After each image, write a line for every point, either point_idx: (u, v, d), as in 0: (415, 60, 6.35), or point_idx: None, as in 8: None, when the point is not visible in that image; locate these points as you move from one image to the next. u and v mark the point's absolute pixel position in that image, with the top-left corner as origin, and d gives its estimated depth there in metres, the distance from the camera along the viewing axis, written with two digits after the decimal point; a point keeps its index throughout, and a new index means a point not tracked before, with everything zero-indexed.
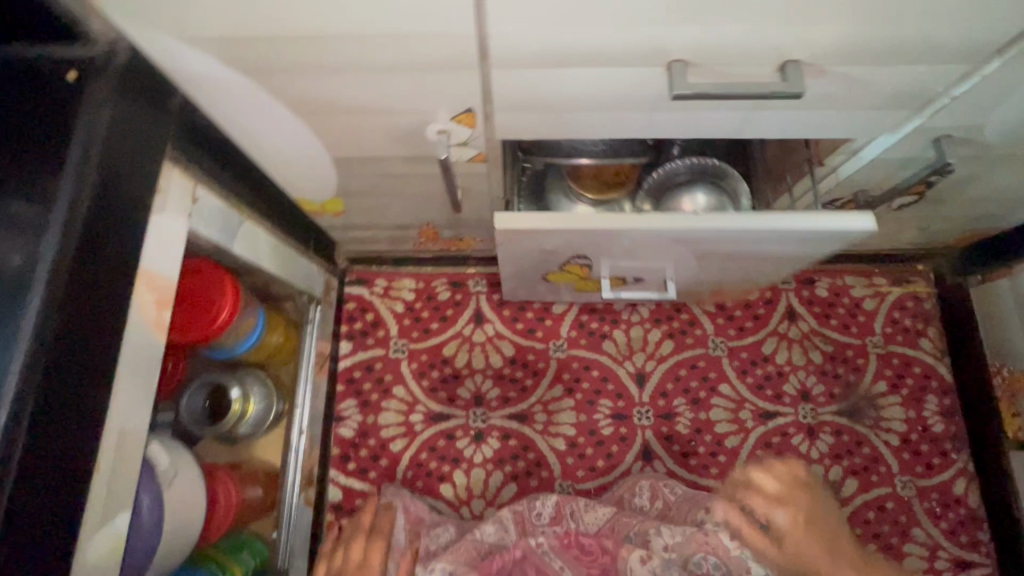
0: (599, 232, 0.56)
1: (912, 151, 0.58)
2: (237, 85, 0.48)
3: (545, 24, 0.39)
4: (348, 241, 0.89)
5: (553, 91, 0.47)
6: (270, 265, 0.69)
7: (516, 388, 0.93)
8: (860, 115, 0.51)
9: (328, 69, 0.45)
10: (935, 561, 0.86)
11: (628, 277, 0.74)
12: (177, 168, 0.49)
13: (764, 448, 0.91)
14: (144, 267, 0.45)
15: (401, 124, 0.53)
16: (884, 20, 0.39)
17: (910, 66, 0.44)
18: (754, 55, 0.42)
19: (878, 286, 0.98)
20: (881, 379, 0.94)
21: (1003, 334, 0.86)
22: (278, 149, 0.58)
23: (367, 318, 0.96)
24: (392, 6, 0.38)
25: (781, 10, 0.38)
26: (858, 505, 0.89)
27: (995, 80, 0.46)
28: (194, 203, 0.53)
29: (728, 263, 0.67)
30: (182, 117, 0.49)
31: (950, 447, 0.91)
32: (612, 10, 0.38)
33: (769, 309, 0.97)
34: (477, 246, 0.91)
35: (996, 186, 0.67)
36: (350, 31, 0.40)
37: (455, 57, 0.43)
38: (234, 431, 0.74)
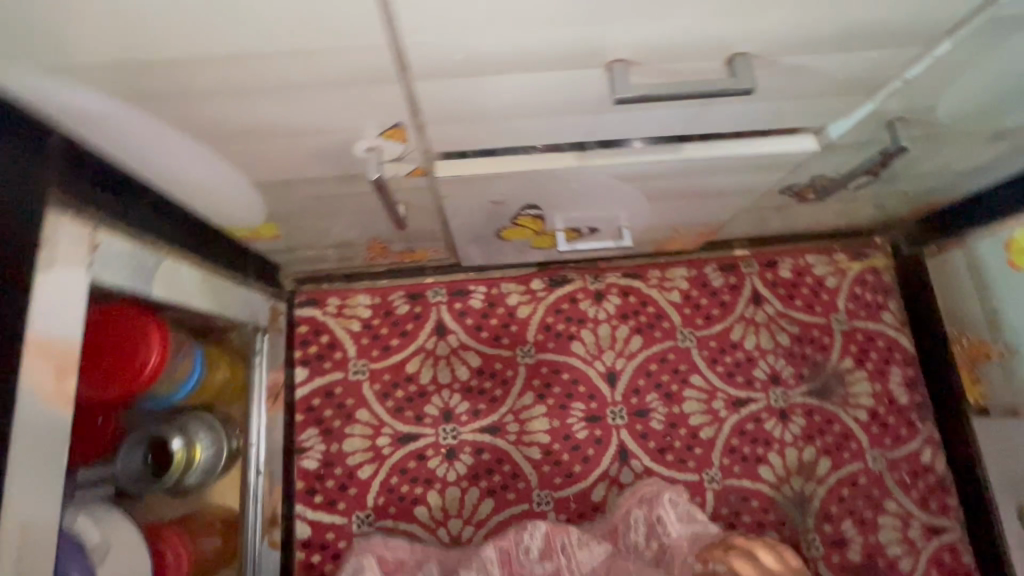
0: (546, 175, 0.54)
1: (867, 135, 0.56)
2: (122, 120, 0.42)
3: (465, 28, 0.35)
4: (292, 262, 0.83)
5: (487, 99, 0.43)
6: (201, 301, 0.63)
7: (485, 400, 0.90)
8: (811, 105, 0.48)
9: (224, 94, 0.39)
10: (907, 530, 0.88)
11: (582, 227, 0.73)
12: (68, 215, 0.43)
13: (738, 436, 0.90)
14: (34, 336, 0.40)
15: (324, 144, 0.48)
16: (830, 9, 0.36)
17: (858, 54, 0.41)
18: (696, 53, 0.39)
19: (838, 262, 0.98)
20: (847, 356, 0.95)
21: (960, 303, 0.86)
22: (192, 177, 0.52)
23: (322, 341, 0.90)
24: (285, 20, 0.33)
25: (719, 5, 0.35)
26: (832, 483, 0.89)
27: (945, 61, 0.44)
28: (93, 250, 0.46)
29: (683, 194, 0.66)
30: (61, 159, 0.43)
31: (916, 416, 0.92)
32: (538, 11, 0.34)
33: (735, 295, 0.96)
34: (432, 256, 0.86)
35: (947, 161, 0.66)
36: (241, 51, 0.35)
37: (370, 70, 0.38)
38: (182, 482, 0.67)
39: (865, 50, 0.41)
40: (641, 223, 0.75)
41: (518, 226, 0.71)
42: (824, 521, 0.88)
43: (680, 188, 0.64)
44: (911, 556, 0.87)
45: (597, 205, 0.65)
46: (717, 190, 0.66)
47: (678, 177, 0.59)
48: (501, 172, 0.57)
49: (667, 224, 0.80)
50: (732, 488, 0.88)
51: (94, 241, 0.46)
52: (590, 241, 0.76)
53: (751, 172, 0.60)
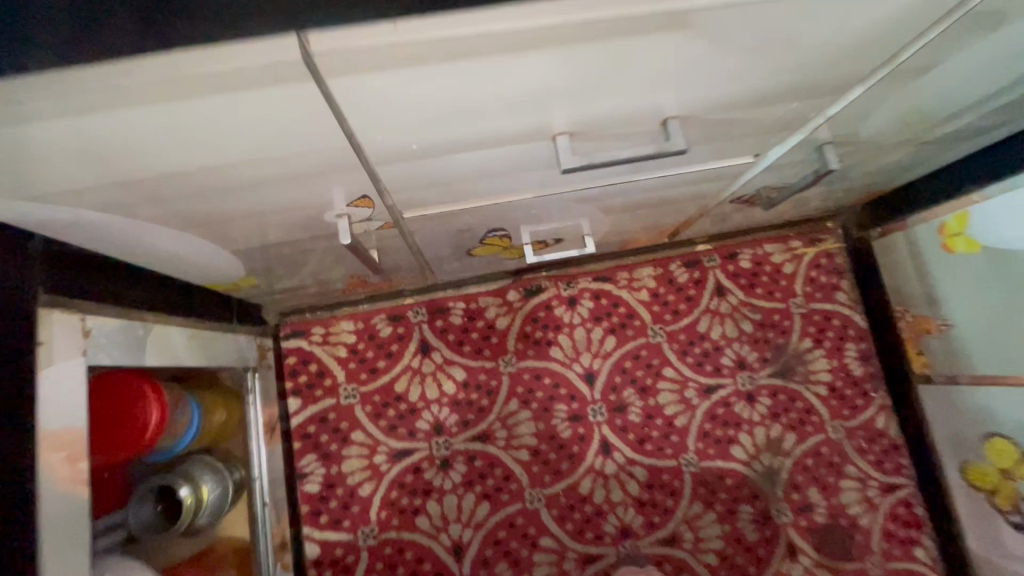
0: (504, 207, 0.59)
1: (801, 156, 0.60)
2: (97, 221, 0.44)
3: (417, 127, 0.38)
4: (273, 300, 0.86)
5: (445, 171, 0.46)
6: (191, 357, 0.66)
7: (473, 410, 0.95)
8: (745, 143, 0.52)
9: (195, 192, 0.42)
10: (866, 490, 0.97)
11: (548, 239, 0.78)
12: (57, 312, 0.46)
13: (711, 421, 0.97)
14: (44, 431, 0.43)
15: (296, 215, 0.50)
16: (746, 80, 0.40)
17: (779, 105, 0.45)
18: (632, 121, 0.43)
19: (794, 249, 1.04)
20: (806, 337, 1.02)
21: (903, 281, 0.93)
22: (170, 252, 0.54)
23: (311, 370, 0.94)
24: (247, 139, 0.35)
25: (647, 87, 0.38)
26: (798, 455, 0.97)
27: (860, 101, 0.48)
28: (86, 337, 0.49)
29: (636, 207, 0.72)
30: (44, 262, 0.45)
31: (870, 386, 1.00)
32: (482, 108, 0.37)
33: (699, 289, 1.02)
34: (409, 281, 0.90)
35: (879, 163, 0.71)
36: (208, 162, 0.37)
37: (332, 162, 0.41)
38: (194, 524, 0.71)
39: (785, 102, 0.45)
40: (602, 231, 0.80)
41: (487, 244, 0.76)
42: (792, 491, 0.96)
43: (632, 202, 0.69)
44: (870, 513, 0.96)
45: (557, 220, 0.70)
46: (666, 202, 0.72)
47: (626, 196, 0.65)
48: (466, 215, 0.60)
49: (628, 230, 0.85)
50: (707, 469, 0.96)
51: (87, 327, 0.49)
52: (556, 249, 0.82)
53: (695, 183, 0.65)
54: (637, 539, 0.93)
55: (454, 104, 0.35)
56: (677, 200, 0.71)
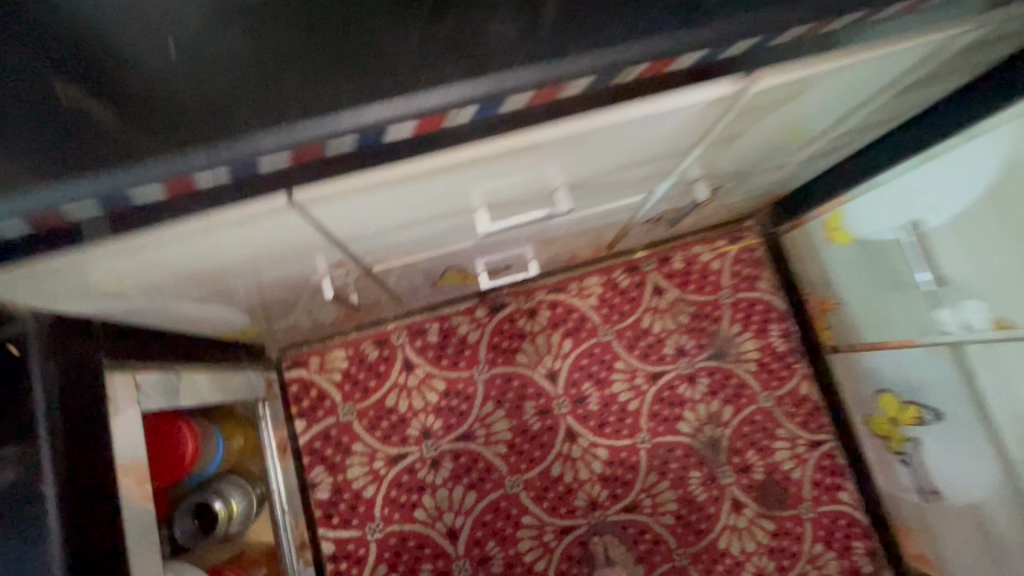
0: (450, 253, 0.76)
1: (683, 189, 0.76)
2: (143, 304, 0.59)
3: (371, 220, 0.53)
4: (274, 339, 1.01)
5: (398, 239, 0.62)
6: (213, 395, 0.81)
7: (455, 414, 1.10)
8: (627, 190, 0.68)
9: (216, 277, 0.57)
10: (796, 448, 1.14)
11: (499, 266, 0.93)
12: (117, 373, 0.61)
13: (659, 403, 1.13)
14: (120, 462, 0.58)
15: (290, 279, 0.66)
16: (602, 161, 0.56)
17: (639, 168, 0.62)
18: (528, 194, 0.58)
19: (720, 247, 1.20)
20: (736, 322, 1.18)
21: (808, 268, 1.10)
22: (193, 315, 0.69)
23: (312, 394, 1.09)
24: (254, 244, 0.51)
25: (531, 176, 0.54)
26: (736, 424, 1.14)
27: (704, 155, 0.64)
28: (139, 389, 0.64)
29: (566, 236, 0.88)
30: (104, 337, 0.60)
31: (793, 359, 1.17)
32: (415, 205, 0.53)
33: (640, 290, 1.18)
34: (389, 310, 1.05)
35: (759, 181, 0.88)
36: (226, 260, 0.53)
37: (314, 246, 0.56)
38: (227, 531, 0.86)
39: (643, 165, 0.61)
40: (544, 255, 0.96)
41: (449, 276, 0.92)
42: (733, 455, 1.13)
43: (560, 234, 0.85)
44: (800, 467, 1.13)
45: (502, 252, 0.86)
46: (591, 230, 0.88)
47: (552, 232, 0.81)
48: (424, 260, 0.76)
49: (568, 251, 1.01)
50: (660, 444, 1.12)
51: (138, 382, 0.64)
52: (507, 274, 0.98)
53: (607, 216, 0.81)
54: (605, 509, 1.09)
55: (394, 206, 0.51)
56: (598, 227, 0.87)
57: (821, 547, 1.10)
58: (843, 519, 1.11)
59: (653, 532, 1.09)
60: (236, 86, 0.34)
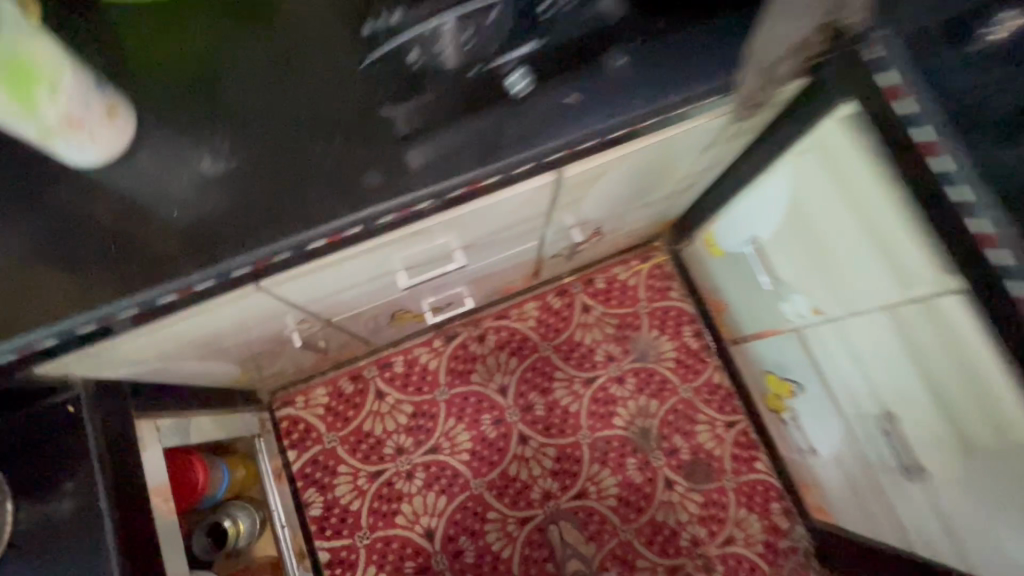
0: (391, 301, 0.97)
1: (566, 233, 0.99)
2: (158, 365, 0.80)
3: (317, 291, 0.75)
4: (264, 384, 1.21)
5: (344, 298, 0.83)
6: (217, 432, 1.01)
7: (423, 431, 1.30)
8: (516, 241, 0.91)
9: (211, 340, 0.78)
10: (714, 429, 1.34)
11: (441, 305, 1.15)
12: (143, 419, 0.81)
13: (595, 403, 1.34)
14: (151, 485, 0.78)
15: (267, 335, 0.87)
16: (480, 230, 0.78)
17: (514, 228, 0.84)
18: (433, 258, 0.81)
19: (634, 266, 1.43)
20: (654, 328, 1.40)
21: (703, 277, 1.32)
22: (194, 371, 0.90)
23: (300, 427, 1.29)
24: (236, 316, 0.72)
25: (428, 247, 0.76)
26: (662, 414, 1.34)
27: (565, 212, 0.87)
28: (159, 430, 0.85)
29: (489, 275, 1.10)
30: (131, 393, 0.81)
31: (705, 354, 1.38)
32: (347, 277, 0.74)
33: (571, 310, 1.40)
34: (358, 350, 1.26)
35: (636, 216, 1.11)
36: (217, 329, 0.74)
37: (280, 312, 0.78)
38: (236, 545, 1.04)
39: (517, 225, 0.84)
40: (478, 291, 1.18)
41: (400, 317, 1.13)
42: (662, 441, 1.33)
43: (482, 275, 1.07)
44: (720, 444, 1.33)
45: (438, 294, 1.07)
46: (507, 269, 1.10)
47: (473, 275, 1.03)
48: (373, 308, 0.98)
49: (499, 285, 1.23)
50: (598, 438, 1.32)
51: (158, 425, 0.85)
52: (450, 309, 1.19)
53: (514, 258, 1.03)
54: (557, 498, 1.28)
55: (331, 280, 0.73)
56: (513, 266, 1.09)
57: (744, 511, 1.30)
58: (760, 485, 1.31)
59: (600, 513, 1.28)
60: (214, 229, 0.56)
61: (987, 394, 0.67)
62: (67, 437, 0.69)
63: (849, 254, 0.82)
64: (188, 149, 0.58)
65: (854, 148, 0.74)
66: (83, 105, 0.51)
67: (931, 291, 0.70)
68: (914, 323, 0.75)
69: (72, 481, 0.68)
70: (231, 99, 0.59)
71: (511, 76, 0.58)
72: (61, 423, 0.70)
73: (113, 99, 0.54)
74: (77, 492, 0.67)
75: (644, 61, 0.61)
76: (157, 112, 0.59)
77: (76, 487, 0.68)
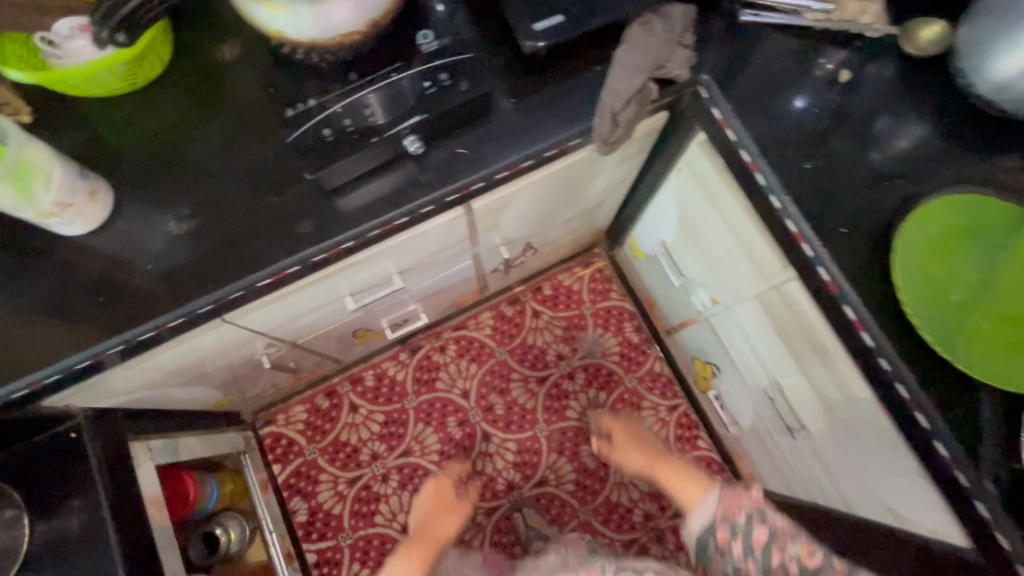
0: (350, 322, 1.12)
1: (497, 251, 1.14)
2: (146, 393, 0.93)
3: (275, 320, 0.89)
4: (246, 406, 1.35)
5: (302, 324, 0.98)
6: (204, 450, 1.14)
7: (395, 437, 1.44)
8: (449, 263, 1.06)
9: (190, 368, 0.92)
10: (658, 413, 1.49)
11: (398, 322, 1.29)
12: (136, 441, 0.94)
13: (549, 399, 1.48)
14: (147, 496, 0.91)
15: (239, 360, 1.01)
16: (411, 257, 0.93)
17: (444, 252, 0.99)
18: (374, 284, 0.95)
19: (577, 272, 1.58)
20: (598, 326, 1.55)
21: (635, 277, 1.48)
22: (178, 397, 1.03)
23: (283, 443, 1.42)
24: (208, 346, 0.86)
25: (367, 276, 0.91)
26: (610, 404, 1.49)
27: (487, 235, 1.02)
28: (151, 450, 0.98)
29: (437, 293, 1.24)
30: (125, 419, 0.94)
31: (645, 346, 1.53)
32: (299, 306, 0.89)
33: (522, 316, 1.54)
34: (329, 368, 1.40)
35: (563, 230, 1.26)
36: (193, 358, 0.88)
37: (246, 339, 0.92)
38: (228, 551, 1.15)
39: (446, 250, 0.99)
40: (432, 307, 1.32)
41: (363, 336, 1.27)
42: None
43: (430, 293, 1.21)
44: (664, 427, 1.48)
45: (393, 313, 1.22)
46: (453, 286, 1.24)
47: (421, 294, 1.18)
48: (334, 330, 1.12)
49: (452, 300, 1.37)
50: (554, 430, 1.46)
51: (149, 445, 0.97)
52: (408, 325, 1.34)
53: (456, 276, 1.18)
54: (521, 488, 1.42)
55: (285, 309, 0.87)
56: (457, 283, 1.24)
57: None
58: (703, 460, 1.46)
59: (560, 498, 1.42)
60: (182, 278, 0.70)
61: (829, 355, 0.82)
62: (73, 458, 0.83)
63: (722, 255, 0.96)
64: (155, 216, 0.72)
65: (716, 169, 0.88)
66: (71, 192, 0.65)
67: (780, 278, 0.84)
68: (774, 306, 0.90)
69: (78, 495, 0.80)
70: (188, 173, 0.73)
71: (406, 142, 0.71)
72: (67, 448, 0.83)
73: (94, 183, 0.68)
74: (83, 504, 0.80)
75: (518, 113, 0.75)
76: (128, 185, 0.73)
77: (82, 500, 0.80)
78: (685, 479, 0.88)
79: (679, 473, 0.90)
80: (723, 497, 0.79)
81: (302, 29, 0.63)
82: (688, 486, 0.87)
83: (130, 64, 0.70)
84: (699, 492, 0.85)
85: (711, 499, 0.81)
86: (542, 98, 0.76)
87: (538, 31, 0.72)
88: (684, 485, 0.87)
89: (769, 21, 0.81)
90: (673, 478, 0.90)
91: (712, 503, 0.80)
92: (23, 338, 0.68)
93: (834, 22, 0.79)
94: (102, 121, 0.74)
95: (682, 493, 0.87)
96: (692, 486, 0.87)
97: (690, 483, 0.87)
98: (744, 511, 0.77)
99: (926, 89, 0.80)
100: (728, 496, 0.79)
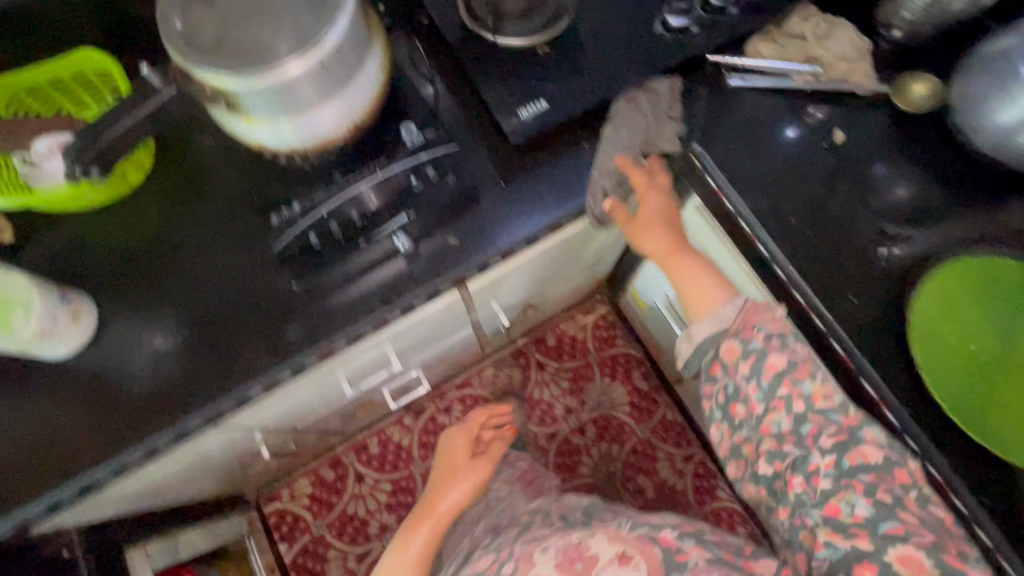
0: (349, 401, 1.09)
1: (497, 317, 1.11)
2: (142, 497, 0.90)
3: (270, 417, 0.86)
4: (249, 485, 1.31)
5: (300, 413, 0.95)
6: (205, 543, 1.10)
7: (404, 506, 1.39)
8: (448, 336, 1.03)
9: (185, 470, 0.89)
10: (674, 463, 1.44)
11: (400, 391, 1.26)
12: (133, 548, 0.91)
13: (560, 456, 1.44)
14: None
15: (237, 453, 0.98)
16: (409, 339, 0.90)
17: (441, 329, 0.96)
18: (370, 369, 0.93)
19: (580, 320, 1.55)
20: (606, 375, 1.51)
21: (640, 325, 1.44)
22: (176, 493, 1.00)
23: (288, 519, 1.38)
24: (203, 449, 0.83)
25: (362, 365, 0.88)
26: (624, 457, 1.44)
27: (485, 307, 0.99)
28: (147, 555, 0.93)
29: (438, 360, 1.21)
30: (120, 525, 0.91)
31: (656, 394, 1.49)
32: (294, 401, 0.86)
33: (527, 371, 1.51)
34: (333, 439, 1.36)
35: (563, 286, 1.24)
36: (189, 461, 0.85)
37: (242, 436, 0.89)
38: None
39: (444, 327, 0.96)
40: (433, 372, 1.29)
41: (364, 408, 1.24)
42: (628, 482, 1.42)
43: (431, 362, 1.18)
44: (681, 478, 1.43)
45: (394, 385, 1.19)
46: (454, 351, 1.21)
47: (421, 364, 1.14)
48: (333, 410, 1.09)
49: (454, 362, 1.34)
50: (567, 488, 1.42)
51: (147, 550, 0.94)
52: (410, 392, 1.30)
53: (456, 344, 1.15)
54: None
55: (281, 407, 0.84)
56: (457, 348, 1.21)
57: None
58: (725, 511, 1.40)
59: None
60: (170, 394, 0.67)
61: None
62: None
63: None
64: (141, 331, 0.69)
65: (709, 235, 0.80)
66: (52, 322, 0.64)
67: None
68: None
69: None
70: (175, 281, 0.71)
71: (400, 237, 0.70)
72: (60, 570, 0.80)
73: (76, 306, 0.67)
74: None
75: (510, 199, 0.73)
76: (112, 298, 0.71)
77: None
78: (713, 294, 0.69)
79: (702, 277, 0.69)
80: (741, 316, 0.66)
81: (284, 139, 0.61)
82: (718, 301, 0.68)
83: (109, 181, 0.70)
84: (744, 322, 0.66)
85: (731, 306, 0.68)
86: (532, 178, 0.74)
87: (525, 116, 0.71)
88: (708, 298, 0.69)
89: (758, 85, 0.79)
90: (677, 268, 0.70)
91: (736, 310, 0.67)
92: (4, 464, 0.65)
93: (826, 84, 0.78)
94: (87, 234, 0.73)
95: (708, 303, 0.69)
96: (718, 296, 0.69)
97: (716, 295, 0.69)
98: (763, 332, 0.64)
99: (923, 142, 0.77)
100: (761, 319, 0.65)
